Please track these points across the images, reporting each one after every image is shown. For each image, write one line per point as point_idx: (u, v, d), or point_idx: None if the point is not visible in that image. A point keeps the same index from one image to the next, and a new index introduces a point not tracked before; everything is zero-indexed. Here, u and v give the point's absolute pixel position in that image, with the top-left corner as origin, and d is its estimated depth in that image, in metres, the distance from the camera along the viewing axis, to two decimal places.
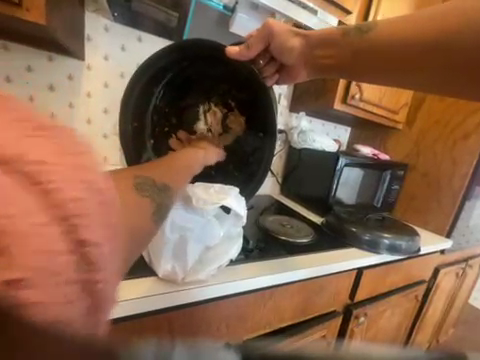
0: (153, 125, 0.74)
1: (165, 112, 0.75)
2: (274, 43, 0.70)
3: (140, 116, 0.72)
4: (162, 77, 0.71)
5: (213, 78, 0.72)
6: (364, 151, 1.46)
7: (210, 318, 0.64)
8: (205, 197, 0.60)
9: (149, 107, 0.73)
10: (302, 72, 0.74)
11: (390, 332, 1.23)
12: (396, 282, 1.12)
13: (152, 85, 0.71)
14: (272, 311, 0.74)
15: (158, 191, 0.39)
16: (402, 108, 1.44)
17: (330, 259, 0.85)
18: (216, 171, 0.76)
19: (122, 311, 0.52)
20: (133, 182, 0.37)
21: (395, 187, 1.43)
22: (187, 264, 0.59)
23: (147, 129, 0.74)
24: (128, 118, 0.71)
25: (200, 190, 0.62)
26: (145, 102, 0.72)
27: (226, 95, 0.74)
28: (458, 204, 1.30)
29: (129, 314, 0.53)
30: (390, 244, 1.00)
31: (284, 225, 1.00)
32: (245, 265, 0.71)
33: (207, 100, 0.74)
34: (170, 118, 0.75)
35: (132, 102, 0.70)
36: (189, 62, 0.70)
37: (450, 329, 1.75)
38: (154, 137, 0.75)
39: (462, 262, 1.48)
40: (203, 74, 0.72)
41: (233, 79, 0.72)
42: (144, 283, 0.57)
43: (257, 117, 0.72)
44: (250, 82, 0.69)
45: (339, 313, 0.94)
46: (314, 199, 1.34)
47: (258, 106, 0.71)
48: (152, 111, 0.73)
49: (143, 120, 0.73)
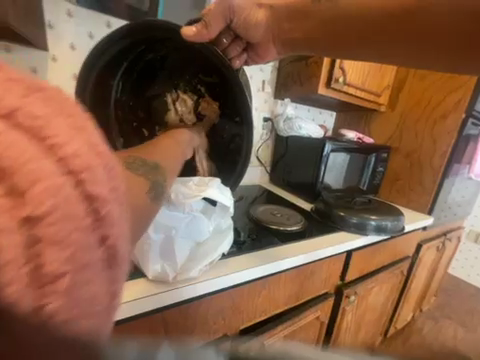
0: (119, 121, 0.68)
1: (131, 105, 0.70)
2: (236, 19, 0.65)
3: (102, 114, 0.65)
4: (118, 67, 0.63)
5: (176, 62, 0.67)
6: (350, 136, 1.47)
7: (206, 312, 0.63)
8: (187, 191, 0.59)
9: (111, 102, 0.66)
10: (271, 49, 0.72)
11: (379, 306, 1.30)
12: (383, 260, 1.17)
13: (107, 77, 0.63)
14: (267, 299, 0.76)
15: (151, 170, 0.41)
16: (385, 91, 1.45)
17: (320, 244, 0.87)
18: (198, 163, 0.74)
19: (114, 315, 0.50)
20: (125, 162, 0.38)
21: (380, 169, 1.47)
22: (177, 262, 0.57)
23: (113, 126, 0.68)
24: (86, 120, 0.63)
25: (178, 184, 0.59)
26: (104, 97, 0.65)
27: (193, 80, 0.69)
28: (438, 183, 1.36)
29: (121, 318, 0.51)
30: (377, 225, 1.04)
31: (275, 214, 1.00)
32: (235, 258, 0.69)
33: (174, 88, 0.69)
34: (137, 112, 0.71)
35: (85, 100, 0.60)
36: (144, 45, 0.62)
37: (432, 298, 1.88)
38: (123, 134, 0.69)
39: (442, 236, 1.58)
40: (164, 59, 0.67)
41: (197, 62, 0.66)
42: (133, 285, 0.55)
43: (229, 100, 0.65)
44: (214, 63, 0.63)
45: (331, 294, 0.97)
46: (303, 186, 1.35)
47: (228, 88, 0.64)
48: (115, 106, 0.67)
49: (106, 118, 0.66)
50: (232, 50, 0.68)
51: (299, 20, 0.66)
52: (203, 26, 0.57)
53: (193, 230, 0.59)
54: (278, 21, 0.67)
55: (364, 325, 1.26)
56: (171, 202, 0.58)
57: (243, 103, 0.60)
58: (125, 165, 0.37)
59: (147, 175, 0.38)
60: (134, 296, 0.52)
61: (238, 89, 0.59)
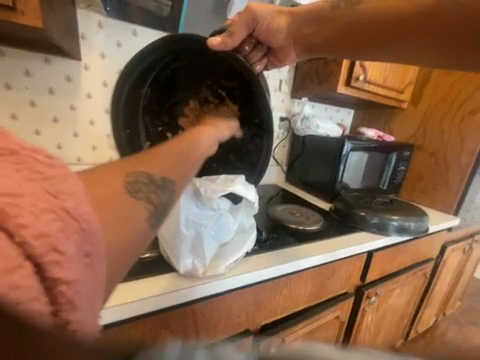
0: (146, 127, 0.73)
1: (157, 112, 0.74)
2: (258, 27, 0.68)
3: (131, 121, 0.71)
4: (147, 77, 0.68)
5: (199, 70, 0.70)
6: (369, 134, 1.44)
7: (230, 308, 0.67)
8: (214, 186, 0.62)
9: (139, 109, 0.71)
10: (292, 54, 0.73)
11: (400, 309, 1.27)
12: (405, 262, 1.14)
13: (137, 87, 0.68)
14: (287, 297, 0.78)
15: (155, 188, 0.38)
16: (407, 87, 1.41)
17: (339, 244, 0.87)
18: (218, 164, 0.77)
19: (149, 305, 0.55)
20: (123, 180, 0.35)
21: (402, 168, 1.43)
22: (206, 258, 0.61)
23: (141, 131, 0.73)
24: (119, 126, 0.70)
25: (207, 181, 0.63)
26: (135, 105, 0.70)
27: (214, 86, 0.71)
28: (465, 183, 1.30)
29: (155, 309, 0.56)
30: (399, 226, 1.02)
31: (293, 213, 1.01)
32: (257, 256, 0.72)
33: (197, 94, 0.73)
34: (162, 118, 0.74)
35: (122, 107, 0.68)
36: (170, 56, 0.66)
37: (457, 302, 1.81)
38: (149, 139, 0.74)
39: (469, 238, 1.50)
40: (187, 69, 0.69)
41: (219, 68, 0.68)
42: (166, 279, 0.59)
43: (248, 103, 0.68)
44: (236, 70, 0.65)
45: (351, 294, 0.97)
46: (321, 186, 1.35)
47: (249, 92, 0.66)
48: (143, 113, 0.72)
49: (135, 124, 0.72)
50: (253, 55, 0.71)
51: (319, 25, 0.66)
52: (227, 36, 0.62)
53: (220, 226, 0.64)
54: (296, 26, 0.69)
55: (384, 327, 1.24)
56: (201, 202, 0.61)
57: (264, 106, 0.63)
58: (122, 188, 0.34)
59: (151, 198, 0.36)
60: (166, 290, 0.56)
61: (260, 93, 0.62)
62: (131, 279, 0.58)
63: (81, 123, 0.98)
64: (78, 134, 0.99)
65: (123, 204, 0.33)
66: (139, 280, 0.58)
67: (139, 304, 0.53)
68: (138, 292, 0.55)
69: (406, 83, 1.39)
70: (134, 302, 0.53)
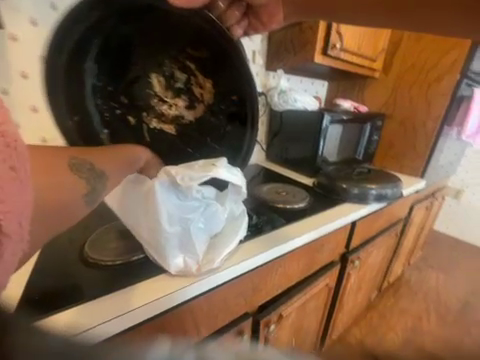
0: (99, 112, 0.61)
1: (110, 92, 0.61)
2: None
3: (78, 110, 0.58)
4: (89, 47, 0.55)
5: (158, 36, 0.58)
6: (345, 106, 1.45)
7: (227, 297, 0.65)
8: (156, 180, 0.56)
9: (86, 91, 0.58)
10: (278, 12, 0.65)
11: (376, 266, 1.41)
12: (381, 225, 1.24)
13: (77, 61, 0.54)
14: (282, 276, 0.79)
15: (94, 176, 0.39)
16: (380, 54, 1.41)
17: (328, 218, 0.89)
18: (193, 147, 0.67)
19: (132, 319, 0.48)
20: (69, 162, 0.36)
21: (375, 137, 1.48)
22: (198, 254, 0.56)
23: (94, 117, 0.61)
24: (63, 114, 0.57)
25: (184, 168, 0.53)
26: (79, 85, 0.57)
27: (180, 57, 0.61)
28: (430, 147, 1.40)
29: (138, 321, 0.50)
30: (377, 194, 1.07)
31: (280, 192, 1.00)
32: (250, 242, 0.69)
33: (159, 68, 0.61)
34: (118, 98, 0.62)
35: (62, 91, 0.55)
36: (118, 17, 0.53)
37: (418, 252, 2.07)
38: (106, 126, 0.63)
39: (431, 196, 1.68)
40: (143, 34, 0.57)
41: (182, 31, 0.57)
42: (157, 282, 0.54)
43: (223, 76, 0.59)
44: (205, 35, 0.55)
45: (337, 262, 1.03)
46: (303, 161, 1.34)
47: (224, 63, 0.58)
48: (92, 95, 0.60)
49: (83, 109, 0.59)
50: (231, 14, 0.58)
51: None
52: None
53: (209, 218, 0.58)
54: None
55: (364, 284, 1.38)
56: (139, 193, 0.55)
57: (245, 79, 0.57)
58: (65, 164, 0.35)
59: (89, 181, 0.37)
60: (152, 297, 0.51)
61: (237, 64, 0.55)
62: (107, 292, 0.50)
63: (22, 112, 0.80)
64: (20, 125, 0.81)
65: (62, 174, 0.34)
66: (119, 292, 0.51)
67: (121, 319, 0.47)
68: (118, 305, 0.48)
69: (378, 51, 1.39)
70: (119, 317, 0.47)
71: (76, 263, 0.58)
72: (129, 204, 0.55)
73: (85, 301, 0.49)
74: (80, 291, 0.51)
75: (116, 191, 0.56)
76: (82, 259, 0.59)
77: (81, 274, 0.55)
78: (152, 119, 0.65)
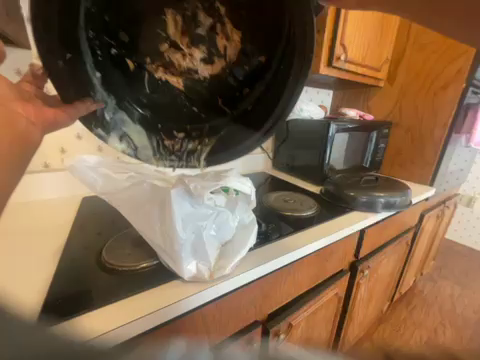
0: (91, 47, 0.52)
1: (106, 23, 0.52)
2: None
3: (66, 34, 0.48)
4: None
5: None
6: (351, 114, 1.47)
7: (238, 304, 0.66)
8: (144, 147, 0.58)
9: (77, 12, 0.48)
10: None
11: (387, 276, 1.38)
12: (391, 234, 1.22)
13: None
14: (291, 284, 0.78)
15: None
16: (384, 64, 1.43)
17: (337, 226, 0.90)
18: (200, 108, 0.62)
19: (147, 323, 0.50)
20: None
21: (382, 145, 1.48)
22: (210, 260, 0.58)
23: (86, 54, 0.52)
24: (53, 47, 0.46)
25: (197, 175, 0.58)
26: (69, 6, 0.46)
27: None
28: (439, 154, 1.39)
29: (153, 326, 0.52)
30: (386, 202, 1.07)
31: (287, 200, 1.01)
32: (260, 249, 0.71)
33: (178, 4, 0.53)
34: (118, 34, 0.53)
35: (53, 5, 0.43)
36: None
37: (431, 262, 2.01)
38: (99, 68, 0.54)
39: (441, 204, 1.65)
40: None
41: None
42: (172, 287, 0.56)
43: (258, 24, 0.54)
44: None
45: (347, 271, 1.02)
46: (310, 169, 1.35)
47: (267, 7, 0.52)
48: (84, 22, 0.50)
49: (72, 35, 0.49)
50: None
51: None
52: None
53: (221, 225, 0.60)
54: None
55: (375, 294, 1.34)
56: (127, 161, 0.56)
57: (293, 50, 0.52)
58: None
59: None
60: (161, 304, 0.52)
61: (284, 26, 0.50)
62: (122, 297, 0.53)
63: None
64: None
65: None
66: (135, 297, 0.53)
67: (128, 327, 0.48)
68: (126, 312, 0.50)
69: (383, 61, 1.42)
70: (136, 321, 0.49)
71: (92, 269, 0.60)
72: (142, 210, 0.58)
73: (94, 307, 0.50)
74: (95, 295, 0.53)
75: (131, 196, 0.60)
76: (99, 264, 0.61)
77: (97, 278, 0.57)
78: (157, 68, 0.58)
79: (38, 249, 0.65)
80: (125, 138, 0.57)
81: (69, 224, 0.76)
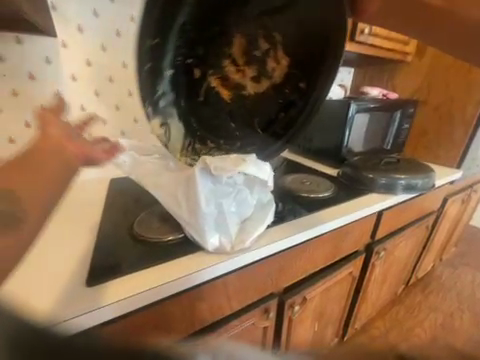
0: (174, 52, 0.63)
1: (192, 37, 0.64)
2: None
3: (160, 36, 0.58)
4: None
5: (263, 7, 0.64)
6: (373, 93, 1.39)
7: (256, 276, 0.70)
8: (180, 146, 0.72)
9: (174, 22, 0.59)
10: None
11: (404, 259, 1.37)
12: (410, 217, 1.20)
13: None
14: (306, 261, 0.82)
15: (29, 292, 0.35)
16: (413, 37, 1.32)
17: (353, 207, 0.90)
18: (236, 125, 0.75)
19: (175, 287, 0.57)
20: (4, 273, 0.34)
21: (406, 126, 1.40)
22: (231, 233, 0.62)
23: (168, 50, 0.62)
24: (147, 36, 0.56)
25: (216, 158, 0.58)
26: (170, 16, 0.58)
27: (270, 26, 0.65)
28: (469, 134, 1.30)
29: (181, 289, 0.59)
30: (406, 184, 1.04)
31: (303, 182, 1.02)
32: (278, 227, 0.74)
33: (246, 32, 0.66)
34: (196, 48, 0.66)
35: (154, 12, 0.54)
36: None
37: (452, 248, 1.95)
38: (173, 66, 0.65)
39: (468, 188, 1.57)
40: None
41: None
42: (196, 258, 0.61)
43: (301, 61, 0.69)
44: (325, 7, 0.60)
45: (362, 252, 1.03)
46: (327, 151, 1.33)
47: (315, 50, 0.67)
48: (176, 31, 0.61)
49: (165, 37, 0.60)
50: None
51: None
52: None
53: (240, 202, 0.63)
54: None
55: (390, 277, 1.35)
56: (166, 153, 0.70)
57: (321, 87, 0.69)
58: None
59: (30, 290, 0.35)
60: (186, 271, 0.58)
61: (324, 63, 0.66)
62: (153, 264, 0.60)
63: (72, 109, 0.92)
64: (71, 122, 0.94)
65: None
66: (164, 264, 0.60)
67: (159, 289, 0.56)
68: (157, 277, 0.57)
69: None
70: (167, 283, 0.56)
71: (125, 239, 0.67)
72: (167, 187, 0.62)
73: (128, 273, 0.57)
74: (129, 262, 0.60)
75: (156, 175, 0.65)
76: (131, 236, 0.68)
77: (130, 247, 0.64)
78: (215, 79, 0.70)
79: (77, 224, 0.73)
80: (164, 128, 0.70)
81: (101, 202, 0.84)
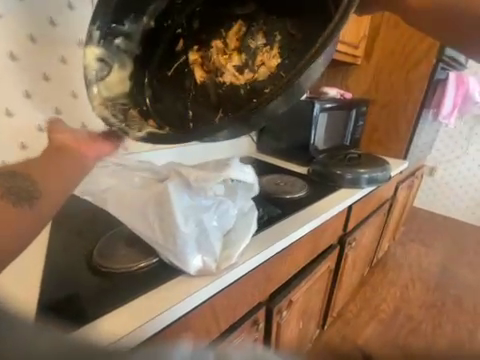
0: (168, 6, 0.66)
1: (195, 11, 0.68)
2: None
3: None
4: None
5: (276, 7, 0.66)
6: (332, 93, 1.48)
7: (244, 289, 0.66)
8: (111, 94, 0.62)
9: None
10: None
11: (368, 245, 1.50)
12: (372, 207, 1.31)
13: None
14: (290, 264, 0.81)
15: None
16: (362, 41, 1.44)
17: (328, 205, 0.93)
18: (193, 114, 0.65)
19: (155, 326, 0.48)
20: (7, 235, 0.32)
21: (361, 123, 1.53)
22: (215, 251, 0.56)
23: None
24: None
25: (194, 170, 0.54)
26: None
27: (276, 25, 0.66)
28: (412, 128, 1.49)
29: (163, 326, 0.50)
30: (369, 178, 1.13)
31: (279, 183, 1.01)
32: (261, 235, 0.70)
33: (248, 23, 0.67)
34: (192, 22, 0.69)
35: None
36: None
37: (402, 228, 2.23)
38: (156, 20, 0.66)
39: (412, 175, 1.81)
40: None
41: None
42: (177, 284, 0.53)
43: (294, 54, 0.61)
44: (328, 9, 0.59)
45: (336, 245, 1.08)
46: (296, 150, 1.36)
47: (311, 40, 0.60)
48: None
49: None
50: None
51: None
52: None
53: (222, 214, 0.58)
54: None
55: (358, 262, 1.47)
56: (88, 78, 0.60)
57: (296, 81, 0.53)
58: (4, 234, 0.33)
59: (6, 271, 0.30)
60: (167, 304, 0.50)
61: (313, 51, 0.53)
62: (123, 303, 0.49)
63: None
64: None
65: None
66: (137, 300, 0.50)
67: (136, 334, 0.45)
68: (132, 318, 0.47)
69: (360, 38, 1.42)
70: (146, 324, 0.47)
71: (85, 272, 0.56)
72: (134, 208, 0.53)
73: (92, 319, 0.46)
74: (93, 303, 0.48)
75: (120, 193, 0.55)
76: (91, 268, 0.56)
77: (91, 284, 0.53)
78: (194, 56, 0.69)
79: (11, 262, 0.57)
80: (102, 66, 0.61)
81: None
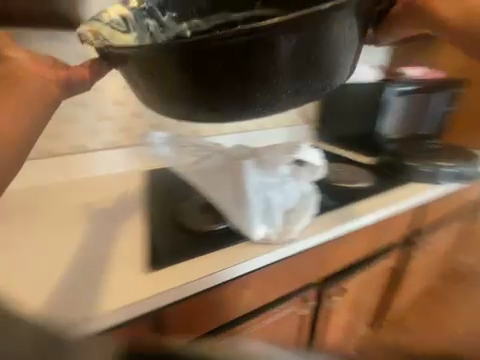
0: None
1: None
2: None
3: None
4: None
5: None
6: (412, 73, 1.26)
7: (298, 266, 0.71)
8: (107, 37, 0.54)
9: None
10: None
11: (443, 253, 1.29)
12: (453, 209, 1.12)
13: None
14: (346, 252, 0.80)
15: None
16: None
17: (396, 199, 0.86)
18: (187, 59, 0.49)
19: (227, 274, 0.60)
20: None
21: (449, 109, 1.27)
22: (276, 224, 0.62)
23: None
24: None
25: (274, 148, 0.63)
26: None
27: None
28: None
29: (232, 276, 0.61)
30: (455, 173, 0.97)
31: (338, 171, 0.97)
32: (318, 220, 0.72)
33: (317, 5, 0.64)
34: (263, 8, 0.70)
35: None
36: None
37: None
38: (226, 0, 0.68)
39: None
40: None
41: None
42: (243, 247, 0.63)
43: None
44: None
45: (400, 245, 0.98)
46: (360, 138, 1.25)
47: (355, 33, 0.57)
48: None
49: None
50: None
51: None
52: None
53: (286, 193, 0.62)
54: None
55: (427, 271, 1.28)
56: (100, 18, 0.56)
57: (326, 57, 0.48)
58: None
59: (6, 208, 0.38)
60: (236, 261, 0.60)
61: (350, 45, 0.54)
62: (202, 253, 0.62)
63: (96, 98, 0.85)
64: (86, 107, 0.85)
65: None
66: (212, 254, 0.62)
67: (208, 279, 0.58)
68: (207, 267, 0.60)
69: None
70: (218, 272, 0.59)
71: (170, 227, 0.70)
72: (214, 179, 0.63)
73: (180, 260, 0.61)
74: (169, 255, 0.62)
75: (200, 168, 0.67)
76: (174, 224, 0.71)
77: (177, 236, 0.67)
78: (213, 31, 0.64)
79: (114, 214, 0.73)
80: (117, 20, 0.58)
81: (136, 189, 0.84)
